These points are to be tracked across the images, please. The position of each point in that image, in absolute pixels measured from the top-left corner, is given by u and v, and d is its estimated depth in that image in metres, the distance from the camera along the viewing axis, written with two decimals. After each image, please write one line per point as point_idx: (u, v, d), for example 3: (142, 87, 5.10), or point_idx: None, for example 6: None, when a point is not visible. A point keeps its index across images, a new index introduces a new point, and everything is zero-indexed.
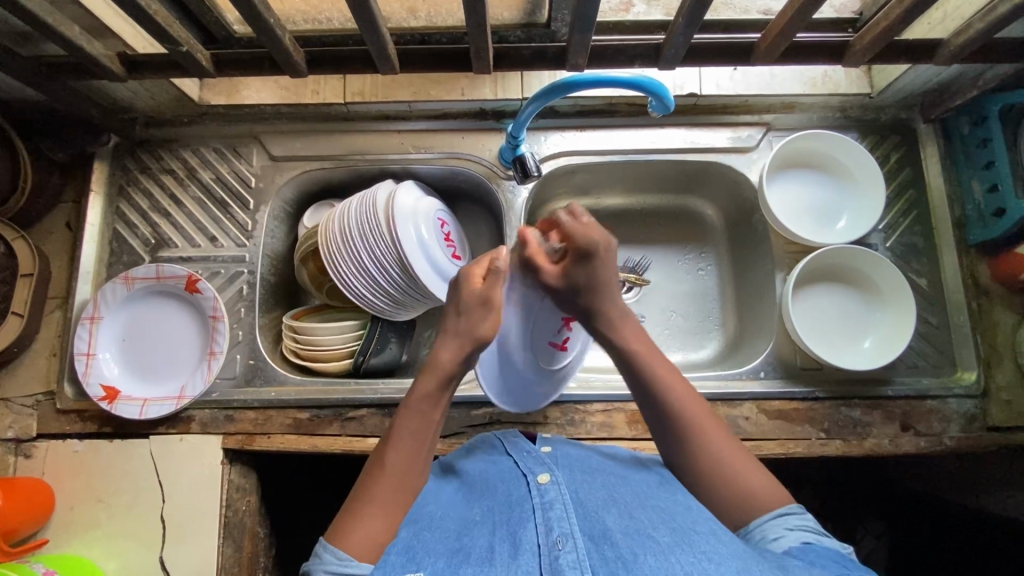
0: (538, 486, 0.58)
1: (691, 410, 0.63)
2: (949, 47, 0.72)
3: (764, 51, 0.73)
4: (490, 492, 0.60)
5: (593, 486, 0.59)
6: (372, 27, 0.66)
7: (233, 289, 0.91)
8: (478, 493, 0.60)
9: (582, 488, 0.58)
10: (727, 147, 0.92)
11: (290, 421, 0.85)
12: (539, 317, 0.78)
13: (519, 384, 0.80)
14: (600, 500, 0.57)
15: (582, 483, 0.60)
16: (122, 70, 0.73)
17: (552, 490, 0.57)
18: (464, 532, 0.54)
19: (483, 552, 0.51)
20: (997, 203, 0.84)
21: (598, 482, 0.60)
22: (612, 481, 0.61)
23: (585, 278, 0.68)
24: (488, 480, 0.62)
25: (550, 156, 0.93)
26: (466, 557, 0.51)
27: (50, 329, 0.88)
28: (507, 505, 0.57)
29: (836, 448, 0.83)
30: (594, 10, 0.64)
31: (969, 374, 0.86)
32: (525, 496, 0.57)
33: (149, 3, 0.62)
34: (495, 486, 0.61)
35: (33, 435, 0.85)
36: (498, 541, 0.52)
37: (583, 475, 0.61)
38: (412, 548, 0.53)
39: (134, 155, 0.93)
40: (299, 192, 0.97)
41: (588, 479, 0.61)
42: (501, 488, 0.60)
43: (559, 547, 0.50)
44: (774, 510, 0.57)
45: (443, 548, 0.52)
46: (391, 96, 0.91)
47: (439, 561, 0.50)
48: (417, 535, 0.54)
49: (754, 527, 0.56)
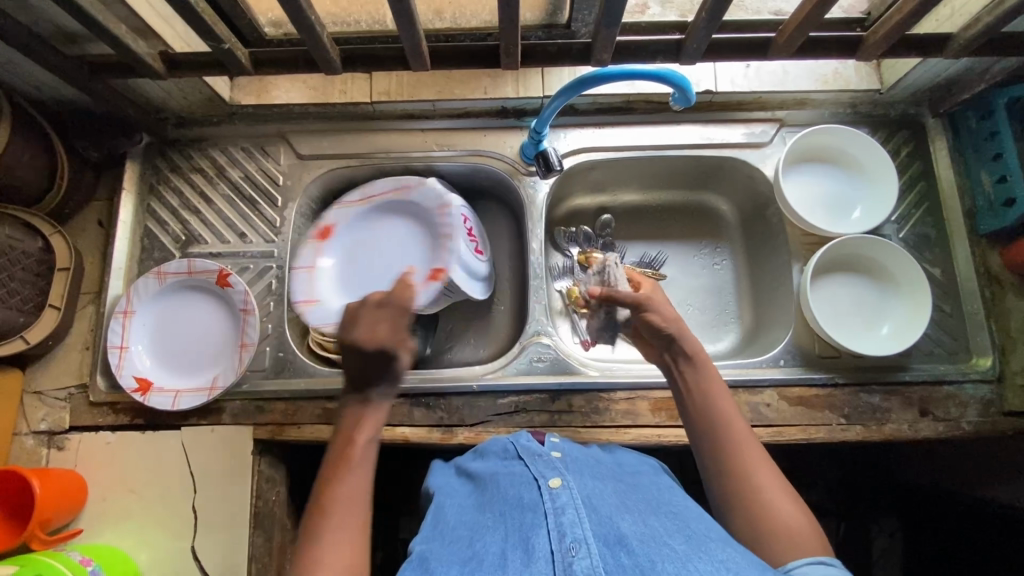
0: (549, 490, 0.59)
1: (737, 441, 0.67)
2: (958, 40, 0.75)
3: (781, 46, 0.76)
4: (501, 494, 0.62)
5: (604, 493, 0.60)
6: (408, 24, 0.69)
7: (262, 283, 0.93)
8: (491, 496, 0.62)
9: (592, 494, 0.59)
10: (742, 142, 0.95)
11: (319, 411, 0.87)
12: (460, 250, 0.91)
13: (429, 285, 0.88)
14: (612, 506, 0.57)
15: (592, 488, 0.61)
16: (162, 69, 0.76)
17: (564, 495, 0.57)
18: (476, 538, 0.56)
19: (495, 560, 0.52)
20: (1008, 193, 0.86)
21: (608, 491, 0.61)
22: (622, 489, 0.62)
23: (659, 320, 0.76)
24: (500, 482, 0.64)
25: (569, 153, 0.96)
26: (479, 565, 0.52)
27: (83, 323, 0.90)
28: (518, 509, 0.58)
29: (857, 434, 0.85)
30: (621, 6, 0.67)
31: (985, 360, 0.88)
32: (537, 500, 0.58)
33: (197, 2, 0.65)
34: (507, 489, 0.62)
35: (66, 427, 0.86)
36: (510, 548, 0.53)
37: (593, 481, 0.63)
38: (426, 559, 0.54)
39: (165, 155, 0.96)
40: (324, 189, 0.99)
41: (598, 485, 0.62)
42: (511, 492, 0.61)
43: (572, 554, 0.50)
44: (815, 557, 0.58)
45: (458, 557, 0.54)
46: (415, 95, 0.94)
47: (453, 568, 0.52)
48: (432, 550, 0.56)
49: (791, 568, 0.57)
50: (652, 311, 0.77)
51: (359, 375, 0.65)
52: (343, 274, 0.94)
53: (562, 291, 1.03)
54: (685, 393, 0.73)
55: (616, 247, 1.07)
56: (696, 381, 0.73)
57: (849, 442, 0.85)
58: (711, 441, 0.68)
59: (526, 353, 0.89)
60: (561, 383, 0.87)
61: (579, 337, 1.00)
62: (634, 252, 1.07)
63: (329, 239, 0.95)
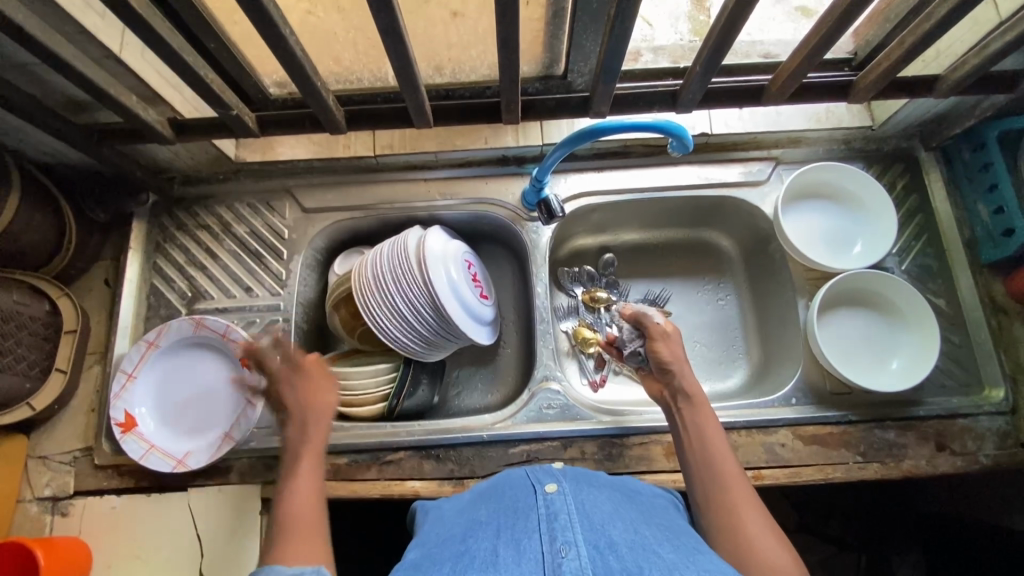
0: (545, 496, 0.56)
1: (727, 472, 0.66)
2: (946, 82, 0.77)
3: (774, 93, 0.79)
4: (498, 500, 0.60)
5: (599, 500, 0.57)
6: (412, 86, 0.71)
7: (268, 337, 0.92)
8: (489, 501, 0.61)
9: (587, 500, 0.56)
10: (740, 182, 0.96)
11: (328, 467, 0.85)
12: (457, 292, 0.88)
13: (427, 331, 0.87)
14: (605, 513, 0.54)
15: (588, 494, 0.58)
16: (170, 134, 0.78)
17: (558, 501, 0.55)
18: (471, 536, 0.54)
19: (487, 556, 0.49)
20: (1006, 223, 0.87)
21: (603, 497, 0.58)
22: (617, 497, 0.60)
23: (665, 353, 0.77)
24: (500, 491, 0.62)
25: (569, 198, 0.97)
26: (470, 561, 0.49)
27: (89, 383, 0.90)
28: (513, 514, 0.55)
29: (874, 472, 0.83)
30: (618, 64, 0.70)
31: (998, 391, 0.87)
32: (531, 506, 0.55)
33: (206, 73, 0.67)
34: (507, 494, 0.60)
35: (70, 492, 0.85)
36: (502, 545, 0.50)
37: (588, 487, 0.59)
38: (419, 564, 0.52)
39: (171, 213, 0.97)
40: (329, 241, 1.00)
41: (594, 493, 0.59)
42: (509, 499, 0.59)
43: (561, 555, 0.47)
44: None
45: (449, 554, 0.52)
46: (418, 147, 0.96)
47: (445, 566, 0.49)
48: (425, 553, 0.54)
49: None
50: (661, 341, 0.78)
51: (295, 399, 0.74)
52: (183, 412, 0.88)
53: (568, 332, 1.03)
54: (683, 433, 0.71)
55: (620, 286, 1.07)
56: (694, 418, 0.72)
57: (867, 481, 0.84)
58: (702, 471, 0.67)
59: (535, 400, 0.89)
60: (572, 429, 0.86)
61: (587, 378, 1.00)
62: (638, 290, 1.08)
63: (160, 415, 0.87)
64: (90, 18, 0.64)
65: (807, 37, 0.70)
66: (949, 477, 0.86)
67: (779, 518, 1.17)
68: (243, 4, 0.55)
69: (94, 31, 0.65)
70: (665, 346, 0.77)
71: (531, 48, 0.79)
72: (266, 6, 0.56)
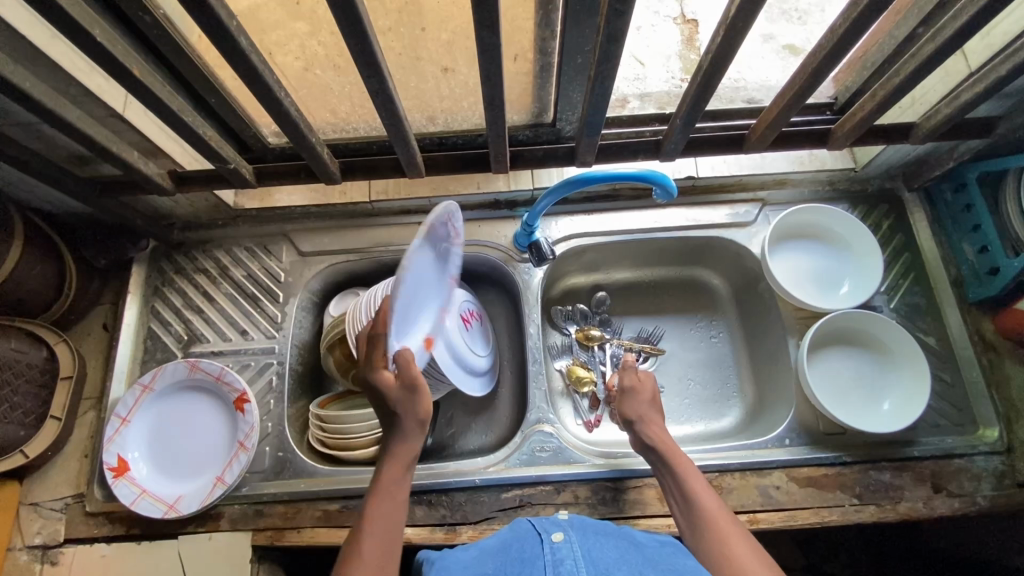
0: (552, 544, 0.54)
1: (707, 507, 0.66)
2: (921, 129, 0.80)
3: (755, 141, 0.81)
4: (504, 552, 0.57)
5: (605, 547, 0.55)
6: (404, 141, 0.73)
7: (262, 380, 0.93)
8: (496, 550, 0.58)
9: (594, 547, 0.54)
10: (726, 223, 0.98)
11: (320, 513, 0.85)
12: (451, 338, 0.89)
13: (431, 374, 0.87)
14: (611, 559, 0.52)
15: (595, 542, 0.55)
16: (170, 186, 0.80)
17: (564, 548, 0.52)
18: None
19: None
20: (991, 263, 0.88)
21: (609, 545, 0.56)
22: (623, 545, 0.57)
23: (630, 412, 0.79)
24: (505, 543, 0.59)
25: (561, 239, 0.99)
26: None
27: (83, 429, 0.90)
28: (519, 563, 0.53)
29: (871, 514, 0.83)
30: (600, 119, 0.73)
31: (991, 431, 0.87)
32: (537, 555, 0.53)
33: (204, 131, 0.70)
34: (513, 545, 0.58)
35: (61, 540, 0.85)
36: None
37: (594, 535, 0.57)
38: None
39: (170, 257, 0.99)
40: (325, 283, 1.01)
41: (600, 541, 0.56)
42: (515, 548, 0.56)
43: None
44: None
45: None
46: (412, 193, 0.99)
47: None
48: None
49: None
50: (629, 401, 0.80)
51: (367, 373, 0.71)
52: (176, 457, 0.88)
53: (562, 370, 1.03)
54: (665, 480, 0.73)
55: (613, 324, 1.08)
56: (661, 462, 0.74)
57: (865, 523, 0.83)
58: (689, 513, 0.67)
59: (528, 443, 0.89)
60: (565, 473, 0.86)
61: (582, 418, 0.99)
62: (631, 328, 1.08)
63: (154, 459, 0.87)
64: (95, 80, 0.67)
65: (784, 89, 0.73)
66: (947, 519, 0.85)
67: (783, 559, 1.14)
68: (239, 71, 0.58)
69: (97, 92, 0.68)
70: (633, 402, 0.80)
71: (520, 98, 0.82)
72: (263, 74, 0.59)
